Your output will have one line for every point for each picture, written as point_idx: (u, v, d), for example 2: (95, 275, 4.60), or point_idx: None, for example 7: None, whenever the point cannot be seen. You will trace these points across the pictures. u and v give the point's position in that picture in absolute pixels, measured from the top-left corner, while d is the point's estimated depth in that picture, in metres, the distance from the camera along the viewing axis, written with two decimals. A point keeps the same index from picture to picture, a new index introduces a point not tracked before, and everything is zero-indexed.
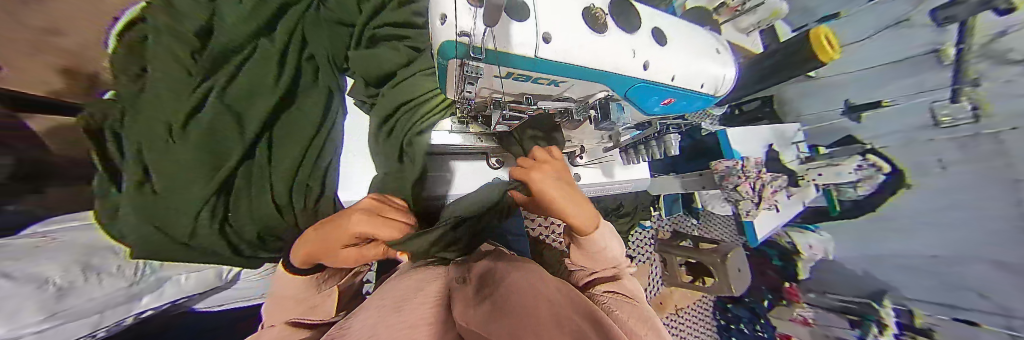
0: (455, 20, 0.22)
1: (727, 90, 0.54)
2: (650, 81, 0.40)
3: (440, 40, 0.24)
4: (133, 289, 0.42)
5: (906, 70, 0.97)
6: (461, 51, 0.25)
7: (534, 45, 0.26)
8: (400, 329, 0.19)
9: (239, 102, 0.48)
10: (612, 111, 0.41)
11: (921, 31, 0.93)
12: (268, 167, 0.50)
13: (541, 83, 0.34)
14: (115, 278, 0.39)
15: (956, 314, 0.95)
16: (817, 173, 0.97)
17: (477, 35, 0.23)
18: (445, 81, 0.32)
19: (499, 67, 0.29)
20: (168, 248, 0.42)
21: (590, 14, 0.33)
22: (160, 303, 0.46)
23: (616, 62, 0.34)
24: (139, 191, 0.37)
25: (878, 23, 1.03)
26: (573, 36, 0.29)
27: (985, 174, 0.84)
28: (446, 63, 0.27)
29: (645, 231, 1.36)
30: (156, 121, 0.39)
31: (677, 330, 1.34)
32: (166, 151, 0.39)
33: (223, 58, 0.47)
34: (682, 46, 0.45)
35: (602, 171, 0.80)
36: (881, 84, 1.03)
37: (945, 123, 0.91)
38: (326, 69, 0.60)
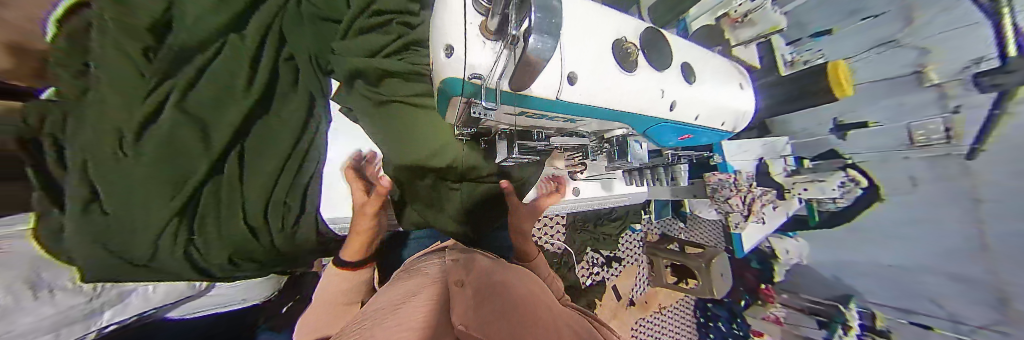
0: (466, 56, 0.20)
1: (744, 125, 0.54)
2: (672, 121, 0.40)
3: (443, 76, 0.21)
4: (92, 305, 0.39)
5: (884, 90, 1.01)
6: (469, 89, 0.22)
7: (558, 87, 0.25)
8: (396, 329, 0.15)
9: (207, 111, 0.45)
10: (630, 148, 0.40)
11: (905, 53, 0.94)
12: (239, 185, 0.48)
13: (557, 120, 0.33)
14: (69, 294, 0.35)
15: (911, 317, 1.05)
16: (802, 188, 1.00)
17: (491, 78, 0.22)
18: (447, 111, 0.30)
19: (513, 106, 0.27)
20: (123, 270, 0.39)
21: (622, 48, 0.31)
22: (123, 317, 0.44)
23: (642, 105, 0.34)
24: (86, 213, 0.32)
25: (869, 40, 1.01)
26: (600, 78, 0.28)
27: (947, 193, 0.90)
28: (451, 96, 0.24)
29: (635, 234, 1.38)
30: (107, 130, 0.34)
31: (661, 329, 1.38)
32: (115, 166, 0.35)
33: (181, 60, 0.43)
34: (712, 81, 0.45)
35: (601, 184, 0.80)
36: (865, 102, 1.06)
37: (919, 142, 0.92)
38: (309, 71, 0.58)
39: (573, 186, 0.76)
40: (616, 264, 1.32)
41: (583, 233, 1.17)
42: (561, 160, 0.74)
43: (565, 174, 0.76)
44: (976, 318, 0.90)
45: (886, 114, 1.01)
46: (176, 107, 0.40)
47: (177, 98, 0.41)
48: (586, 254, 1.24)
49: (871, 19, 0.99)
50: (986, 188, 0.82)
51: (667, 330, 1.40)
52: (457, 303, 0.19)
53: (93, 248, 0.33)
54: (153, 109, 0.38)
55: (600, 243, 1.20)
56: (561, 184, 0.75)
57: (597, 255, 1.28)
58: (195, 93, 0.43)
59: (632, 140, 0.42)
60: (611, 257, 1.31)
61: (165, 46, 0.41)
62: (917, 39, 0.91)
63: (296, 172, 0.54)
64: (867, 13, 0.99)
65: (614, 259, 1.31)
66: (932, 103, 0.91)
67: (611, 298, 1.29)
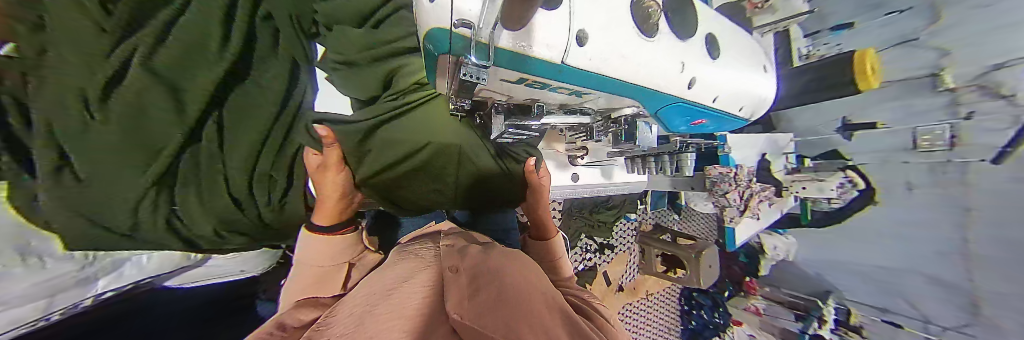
0: (455, 1, 0.17)
1: (760, 113, 0.52)
2: (687, 101, 0.37)
3: (427, 25, 0.19)
4: (84, 274, 0.39)
5: (899, 93, 0.97)
6: (458, 47, 0.20)
7: (563, 50, 0.22)
8: (386, 321, 0.14)
9: (178, 73, 0.42)
10: (639, 130, 0.41)
11: (925, 53, 0.91)
12: (220, 153, 0.47)
13: (560, 92, 0.31)
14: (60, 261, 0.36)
15: (884, 315, 1.10)
16: (801, 186, 1.01)
17: (483, 25, 0.18)
18: (437, 75, 0.27)
19: (511, 72, 0.24)
20: (110, 240, 0.39)
21: (641, 9, 0.28)
22: (121, 285, 0.45)
23: (658, 79, 0.31)
24: (58, 180, 0.31)
25: (888, 37, 0.97)
26: (613, 45, 0.25)
27: (942, 200, 0.92)
28: (438, 54, 0.22)
29: (629, 223, 1.39)
30: (70, 91, 0.31)
31: (646, 313, 1.45)
32: (84, 137, 0.33)
33: (142, 13, 0.37)
34: (733, 58, 0.42)
35: (601, 172, 0.79)
36: (878, 102, 1.02)
37: (922, 148, 0.92)
38: (291, 36, 0.56)
39: (571, 172, 0.75)
40: (608, 250, 1.35)
41: (579, 220, 1.18)
42: (561, 144, 0.74)
43: (564, 161, 0.74)
44: (949, 320, 0.97)
45: (897, 115, 0.98)
46: (140, 64, 0.37)
47: (141, 56, 0.37)
48: (579, 241, 1.25)
49: (896, 14, 0.95)
50: (978, 196, 0.85)
51: (652, 315, 1.46)
52: (451, 292, 0.18)
53: (68, 216, 0.33)
54: (116, 74, 0.35)
55: (595, 230, 1.21)
56: (560, 171, 0.73)
57: (590, 242, 1.30)
58: (161, 52, 0.39)
59: (641, 121, 0.41)
60: (604, 244, 1.33)
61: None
62: (940, 38, 0.88)
63: (280, 145, 0.53)
64: (893, 7, 0.95)
65: (606, 246, 1.34)
66: (944, 108, 0.89)
67: (601, 283, 1.34)
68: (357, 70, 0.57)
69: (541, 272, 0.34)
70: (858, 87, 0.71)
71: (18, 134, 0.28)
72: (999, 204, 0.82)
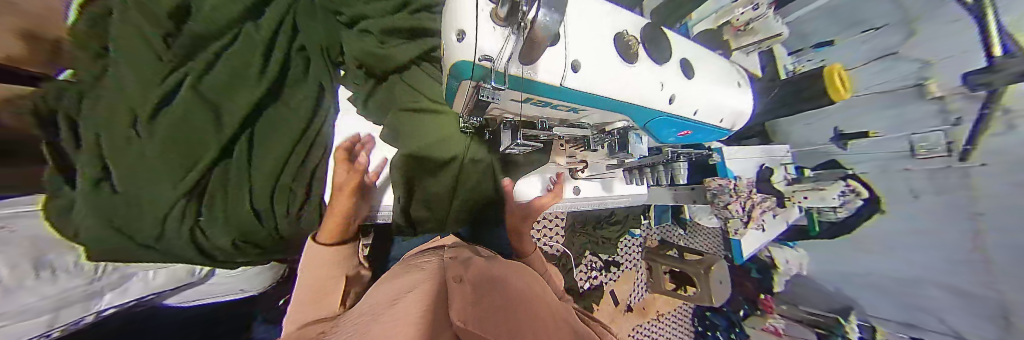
0: (477, 43, 0.21)
1: (742, 123, 0.54)
2: (673, 116, 0.40)
3: (454, 59, 0.22)
4: (93, 287, 0.38)
5: (887, 102, 1.01)
6: (478, 74, 0.23)
7: (560, 75, 0.25)
8: (395, 325, 0.15)
9: (222, 93, 0.44)
10: (630, 141, 0.44)
11: (906, 65, 0.96)
12: (248, 166, 0.47)
13: (560, 110, 0.34)
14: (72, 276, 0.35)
15: (914, 332, 1.04)
16: (803, 196, 1.01)
17: (500, 59, 0.22)
18: (455, 98, 0.31)
19: (520, 93, 0.27)
20: (127, 251, 0.37)
21: (623, 41, 0.32)
22: (124, 301, 0.43)
23: (643, 95, 0.34)
24: (95, 189, 0.32)
25: (871, 51, 1.03)
26: (603, 70, 0.29)
27: (951, 207, 0.91)
28: (458, 81, 0.25)
29: (634, 239, 1.37)
30: (120, 109, 0.34)
31: (658, 336, 1.36)
32: (127, 148, 0.34)
33: (198, 46, 0.42)
34: (708, 77, 0.45)
35: (601, 185, 0.80)
36: (867, 113, 1.06)
37: (921, 154, 0.94)
38: (319, 65, 0.57)
39: (573, 185, 0.76)
40: (614, 268, 1.31)
41: (583, 237, 1.16)
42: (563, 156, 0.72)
43: (566, 173, 0.76)
44: (982, 334, 0.90)
45: (888, 123, 1.01)
46: (192, 86, 0.40)
47: (194, 77, 0.40)
48: (584, 258, 1.23)
49: (872, 31, 1.00)
50: (985, 202, 0.84)
51: (665, 338, 1.37)
52: (456, 298, 0.19)
53: (100, 223, 0.33)
54: (165, 95, 0.38)
55: (599, 247, 1.19)
56: (562, 183, 0.74)
57: (595, 259, 1.27)
58: (211, 75, 0.43)
59: (632, 133, 0.44)
60: (610, 261, 1.30)
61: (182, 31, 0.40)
62: (916, 52, 0.93)
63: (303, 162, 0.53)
64: (868, 25, 1.01)
65: (612, 263, 1.31)
66: (935, 115, 0.91)
67: (609, 304, 1.28)
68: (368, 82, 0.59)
69: (545, 283, 0.33)
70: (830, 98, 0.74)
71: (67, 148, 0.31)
72: (1004, 209, 0.81)
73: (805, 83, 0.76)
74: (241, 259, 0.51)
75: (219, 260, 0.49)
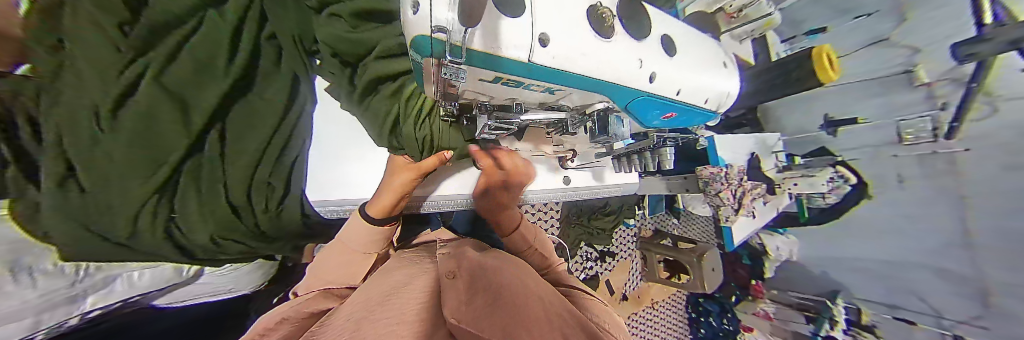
0: (431, 10, 0.18)
1: (728, 105, 0.54)
2: (652, 95, 0.40)
3: (413, 34, 0.21)
4: (74, 290, 0.38)
5: (877, 90, 1.01)
6: (438, 50, 0.22)
7: (528, 49, 0.24)
8: (388, 327, 0.15)
9: (187, 89, 0.39)
10: (612, 124, 0.42)
11: (898, 52, 0.95)
12: (223, 164, 0.45)
13: (535, 89, 0.33)
14: (51, 278, 0.35)
15: (896, 313, 1.09)
16: (794, 182, 1.03)
17: (457, 30, 0.19)
18: (423, 79, 0.29)
19: (486, 71, 0.26)
20: (103, 249, 0.37)
21: (596, 14, 0.31)
22: (108, 303, 0.43)
23: (621, 74, 0.33)
24: (62, 190, 0.30)
25: (865, 37, 1.02)
26: (574, 43, 0.28)
27: (938, 191, 0.93)
28: (422, 60, 0.24)
29: (628, 229, 1.39)
30: (79, 108, 0.30)
31: (653, 323, 1.41)
32: (94, 146, 0.31)
33: (151, 39, 0.36)
34: (692, 56, 0.45)
35: (592, 175, 0.81)
36: (859, 100, 1.06)
37: (908, 140, 0.96)
38: (294, 54, 0.53)
39: (563, 175, 0.77)
40: (609, 258, 1.33)
41: (577, 228, 1.17)
42: (549, 145, 0.69)
43: (556, 164, 0.76)
44: (958, 313, 0.95)
45: (878, 111, 1.02)
46: (155, 80, 0.35)
47: (156, 69, 0.36)
48: (579, 249, 1.25)
49: (865, 17, 1.00)
50: (971, 186, 0.86)
51: (659, 324, 1.42)
52: (450, 296, 0.19)
53: (68, 225, 0.32)
54: (127, 89, 0.33)
55: (594, 237, 1.21)
56: (552, 173, 0.75)
57: (590, 250, 1.29)
58: (172, 67, 0.38)
59: (613, 115, 0.43)
60: (604, 251, 1.32)
61: (139, 20, 0.35)
62: (908, 39, 0.92)
63: (280, 164, 0.51)
64: (860, 12, 1.01)
65: (607, 253, 1.32)
66: (924, 102, 0.91)
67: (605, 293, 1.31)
68: (342, 73, 0.56)
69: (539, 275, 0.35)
70: (820, 80, 0.72)
71: (29, 148, 0.28)
72: (992, 192, 0.82)
73: (791, 68, 0.75)
74: (220, 257, 0.52)
75: (194, 261, 0.49)
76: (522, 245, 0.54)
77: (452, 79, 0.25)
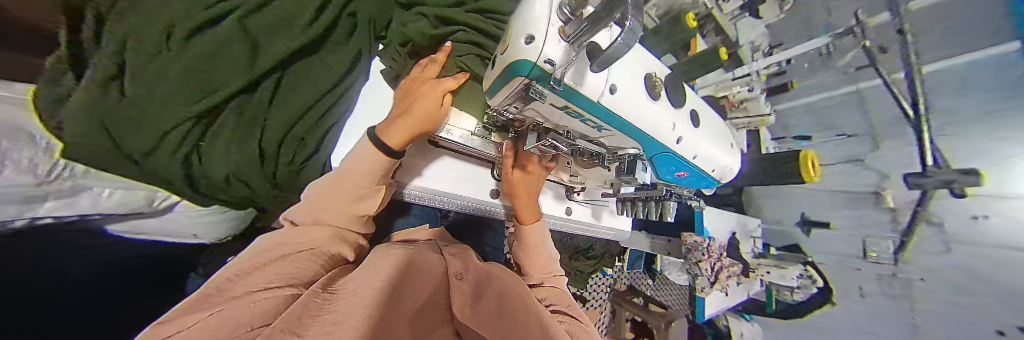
0: (543, 48, 0.25)
1: (728, 177, 0.60)
2: (675, 154, 0.45)
3: (518, 57, 0.26)
4: (41, 192, 0.32)
5: (848, 202, 1.10)
6: (534, 75, 0.27)
7: (599, 92, 0.31)
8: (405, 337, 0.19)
9: (264, 35, 0.44)
10: (638, 169, 0.48)
11: (871, 175, 1.04)
12: (267, 108, 0.47)
13: (586, 124, 0.38)
14: (28, 172, 0.29)
15: None
16: (766, 270, 1.08)
17: (559, 65, 0.26)
18: (500, 92, 0.34)
19: (560, 100, 0.31)
20: (111, 162, 0.34)
21: (650, 81, 0.38)
22: (65, 215, 0.37)
23: (656, 128, 0.39)
24: (104, 88, 0.29)
25: (844, 154, 1.09)
26: (631, 96, 0.34)
27: (895, 309, 1.01)
28: (512, 77, 0.29)
29: (605, 278, 1.37)
30: (157, 21, 0.32)
31: None
32: (153, 63, 0.33)
33: None
34: (710, 132, 0.51)
35: (591, 211, 0.83)
36: (830, 208, 1.15)
37: (871, 257, 1.05)
38: (365, 33, 0.58)
39: (566, 206, 0.78)
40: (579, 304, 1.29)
41: None
42: (565, 173, 0.71)
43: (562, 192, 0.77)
44: None
45: (850, 222, 1.10)
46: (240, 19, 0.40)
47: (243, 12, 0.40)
48: None
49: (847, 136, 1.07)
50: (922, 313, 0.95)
51: None
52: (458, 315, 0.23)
53: (89, 121, 0.29)
54: (209, 21, 0.37)
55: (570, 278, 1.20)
56: (558, 201, 0.75)
57: None
58: (258, 16, 0.42)
59: (639, 162, 0.47)
60: (576, 295, 1.28)
61: None
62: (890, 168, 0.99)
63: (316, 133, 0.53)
64: (844, 130, 1.07)
65: (578, 298, 1.29)
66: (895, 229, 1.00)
67: None
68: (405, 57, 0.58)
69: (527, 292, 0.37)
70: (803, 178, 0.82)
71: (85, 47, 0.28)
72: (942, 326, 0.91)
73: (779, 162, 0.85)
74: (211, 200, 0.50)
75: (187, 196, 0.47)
76: (537, 238, 0.60)
77: (536, 98, 0.29)
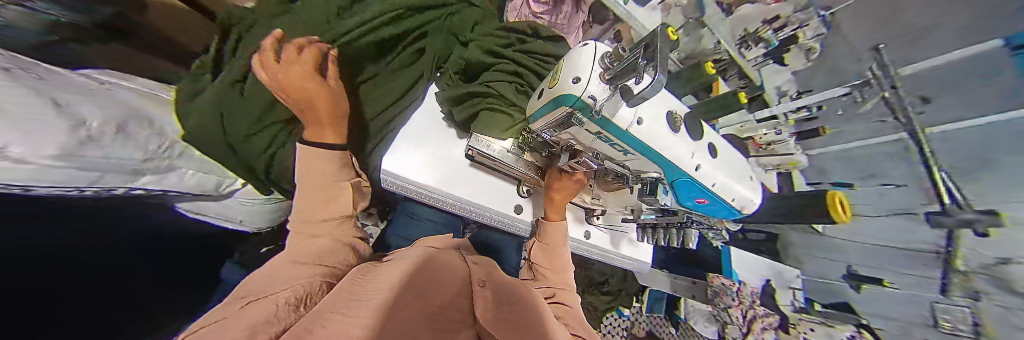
0: (587, 85, 0.33)
1: (751, 209, 0.55)
2: (696, 180, 0.46)
3: (567, 90, 0.35)
4: (141, 165, 0.43)
5: (904, 259, 0.86)
6: (577, 105, 0.35)
7: (628, 122, 0.37)
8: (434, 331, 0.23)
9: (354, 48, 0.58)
10: (659, 191, 0.48)
11: (919, 227, 0.82)
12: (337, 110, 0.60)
13: (613, 146, 0.44)
14: (125, 145, 0.40)
15: None
16: (810, 327, 1.04)
17: (597, 100, 0.34)
18: (547, 112, 0.43)
19: (595, 126, 0.39)
20: (214, 143, 0.50)
21: (672, 118, 0.42)
22: (154, 187, 0.47)
23: (676, 155, 0.42)
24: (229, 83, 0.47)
25: (890, 204, 0.86)
26: (654, 127, 0.40)
27: None
28: (561, 104, 0.38)
29: (621, 319, 1.26)
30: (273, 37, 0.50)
31: None
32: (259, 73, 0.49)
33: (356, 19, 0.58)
34: (732, 165, 0.52)
35: (610, 238, 0.81)
36: (879, 267, 0.92)
37: (945, 327, 0.82)
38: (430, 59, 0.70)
39: (584, 229, 0.77)
40: None
41: None
42: (588, 195, 0.72)
43: (581, 216, 0.77)
44: None
45: (913, 285, 0.87)
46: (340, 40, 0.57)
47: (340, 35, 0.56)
48: None
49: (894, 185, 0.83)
50: None
51: None
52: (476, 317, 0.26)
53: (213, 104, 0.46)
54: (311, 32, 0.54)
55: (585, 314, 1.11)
56: (576, 225, 0.76)
57: None
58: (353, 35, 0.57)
59: (660, 185, 0.49)
60: None
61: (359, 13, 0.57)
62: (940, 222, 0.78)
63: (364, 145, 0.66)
64: (888, 179, 0.84)
65: None
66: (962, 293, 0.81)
67: None
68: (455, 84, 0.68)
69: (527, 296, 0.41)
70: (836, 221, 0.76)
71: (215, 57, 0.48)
72: None
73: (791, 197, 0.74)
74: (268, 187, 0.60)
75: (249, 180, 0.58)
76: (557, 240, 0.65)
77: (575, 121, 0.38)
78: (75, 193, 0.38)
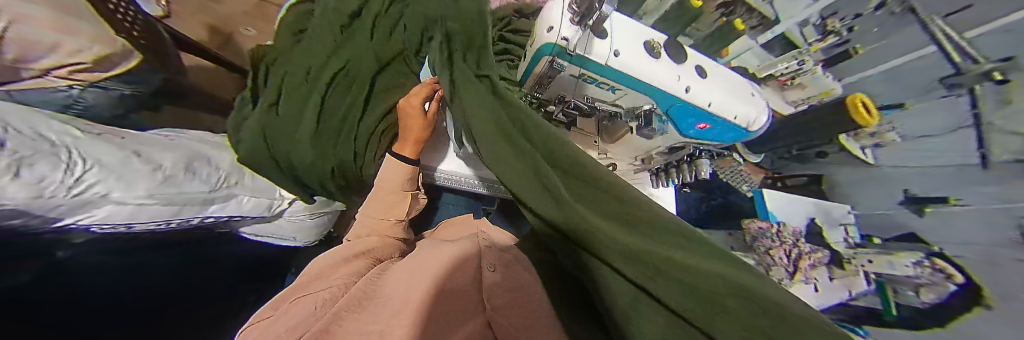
0: (560, 31, 0.41)
1: (761, 128, 0.58)
2: (688, 103, 0.50)
3: (544, 41, 0.43)
4: (210, 196, 0.47)
5: (951, 172, 0.78)
6: (557, 52, 0.43)
7: (605, 56, 0.43)
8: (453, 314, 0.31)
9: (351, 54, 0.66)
10: (654, 119, 0.54)
11: (964, 130, 0.74)
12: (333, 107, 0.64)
13: (602, 87, 0.50)
14: (198, 180, 0.45)
15: None
16: (866, 260, 0.89)
17: (573, 40, 0.41)
18: (535, 70, 0.51)
19: (576, 68, 0.46)
20: (262, 154, 0.56)
21: (650, 46, 0.47)
22: (224, 214, 0.52)
23: (662, 81, 0.47)
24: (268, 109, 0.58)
25: (943, 121, 0.77)
26: (633, 58, 0.45)
27: None
28: (542, 56, 0.46)
29: None
30: (302, 62, 0.62)
31: None
32: (291, 87, 0.60)
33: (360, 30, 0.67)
34: (729, 81, 0.54)
35: None
36: (943, 185, 0.79)
37: None
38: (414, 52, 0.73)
39: None
40: None
41: None
42: (593, 153, 0.71)
43: None
44: None
45: (982, 194, 0.72)
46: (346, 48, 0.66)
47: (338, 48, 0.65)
48: None
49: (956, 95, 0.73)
50: None
51: None
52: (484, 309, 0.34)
53: (258, 118, 0.56)
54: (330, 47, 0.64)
55: None
56: None
57: None
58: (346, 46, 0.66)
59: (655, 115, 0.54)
60: None
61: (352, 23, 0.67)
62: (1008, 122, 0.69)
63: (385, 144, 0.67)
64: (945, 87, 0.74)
65: None
66: None
67: None
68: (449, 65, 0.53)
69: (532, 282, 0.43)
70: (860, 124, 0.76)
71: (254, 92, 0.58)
72: None
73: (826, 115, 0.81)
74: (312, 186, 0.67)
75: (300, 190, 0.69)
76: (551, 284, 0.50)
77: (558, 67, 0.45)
78: (165, 226, 0.44)
